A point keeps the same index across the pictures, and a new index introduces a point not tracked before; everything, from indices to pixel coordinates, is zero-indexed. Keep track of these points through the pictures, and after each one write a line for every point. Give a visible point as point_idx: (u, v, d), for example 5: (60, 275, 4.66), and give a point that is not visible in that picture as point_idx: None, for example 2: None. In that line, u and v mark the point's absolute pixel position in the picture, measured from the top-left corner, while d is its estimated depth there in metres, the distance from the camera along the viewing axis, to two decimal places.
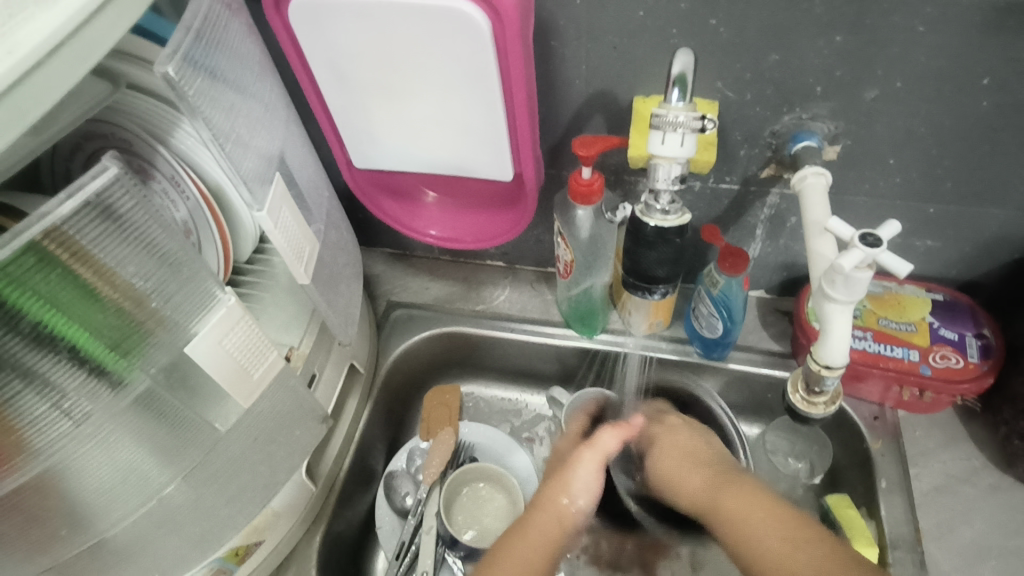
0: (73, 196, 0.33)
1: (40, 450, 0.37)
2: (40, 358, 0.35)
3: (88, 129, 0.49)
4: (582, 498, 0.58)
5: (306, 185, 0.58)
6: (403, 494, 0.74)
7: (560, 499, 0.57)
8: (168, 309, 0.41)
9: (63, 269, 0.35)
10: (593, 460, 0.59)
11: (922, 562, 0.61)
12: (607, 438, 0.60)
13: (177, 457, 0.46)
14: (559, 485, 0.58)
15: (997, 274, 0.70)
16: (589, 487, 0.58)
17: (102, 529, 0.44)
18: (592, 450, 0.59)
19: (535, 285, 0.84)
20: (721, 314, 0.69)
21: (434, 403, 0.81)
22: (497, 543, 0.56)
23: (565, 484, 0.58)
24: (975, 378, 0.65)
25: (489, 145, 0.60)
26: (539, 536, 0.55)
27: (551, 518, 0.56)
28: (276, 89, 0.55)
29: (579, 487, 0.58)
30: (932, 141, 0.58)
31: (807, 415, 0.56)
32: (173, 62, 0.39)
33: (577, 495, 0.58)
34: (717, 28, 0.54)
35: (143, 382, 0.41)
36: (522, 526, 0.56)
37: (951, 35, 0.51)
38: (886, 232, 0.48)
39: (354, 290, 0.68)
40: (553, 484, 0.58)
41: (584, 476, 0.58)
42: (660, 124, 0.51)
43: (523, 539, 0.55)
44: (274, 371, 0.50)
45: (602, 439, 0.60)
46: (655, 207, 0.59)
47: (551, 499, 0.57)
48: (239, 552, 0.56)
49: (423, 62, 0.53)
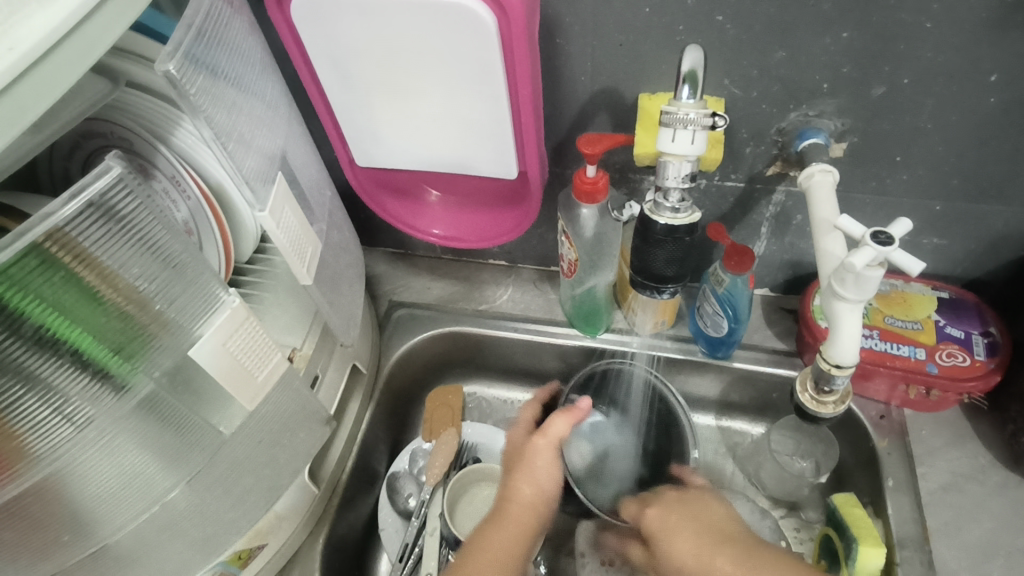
0: (76, 197, 0.33)
1: (42, 456, 0.37)
2: (43, 362, 0.35)
3: (86, 129, 0.48)
4: (545, 484, 0.59)
5: (308, 184, 0.58)
6: (406, 495, 0.73)
7: (524, 488, 0.59)
8: (172, 311, 0.40)
9: (66, 272, 0.34)
10: (548, 446, 0.61)
11: (930, 562, 0.61)
12: (557, 424, 0.61)
13: (181, 461, 0.45)
14: (522, 474, 0.60)
15: (1003, 272, 0.69)
16: (548, 471, 0.60)
17: (105, 535, 0.44)
18: (546, 438, 0.61)
19: (538, 285, 0.83)
20: (726, 313, 0.68)
21: (437, 403, 0.80)
22: (469, 541, 0.55)
23: (527, 474, 0.60)
24: (983, 376, 0.65)
25: (493, 143, 0.59)
26: (513, 525, 0.56)
27: (523, 507, 0.57)
28: (279, 88, 0.54)
29: (541, 474, 0.60)
30: (939, 138, 0.58)
31: (816, 415, 0.55)
32: (174, 60, 0.38)
33: (540, 482, 0.59)
34: (724, 25, 0.53)
35: (147, 386, 0.40)
36: (496, 517, 0.57)
37: (959, 31, 0.51)
38: (898, 230, 0.47)
39: (357, 291, 0.67)
40: (518, 475, 0.60)
41: (542, 464, 0.60)
42: (670, 122, 0.51)
43: (498, 527, 0.56)
44: (279, 373, 0.50)
45: (555, 427, 0.61)
46: (664, 205, 0.58)
47: (516, 490, 0.59)
48: (242, 555, 0.56)
49: (428, 59, 0.52)
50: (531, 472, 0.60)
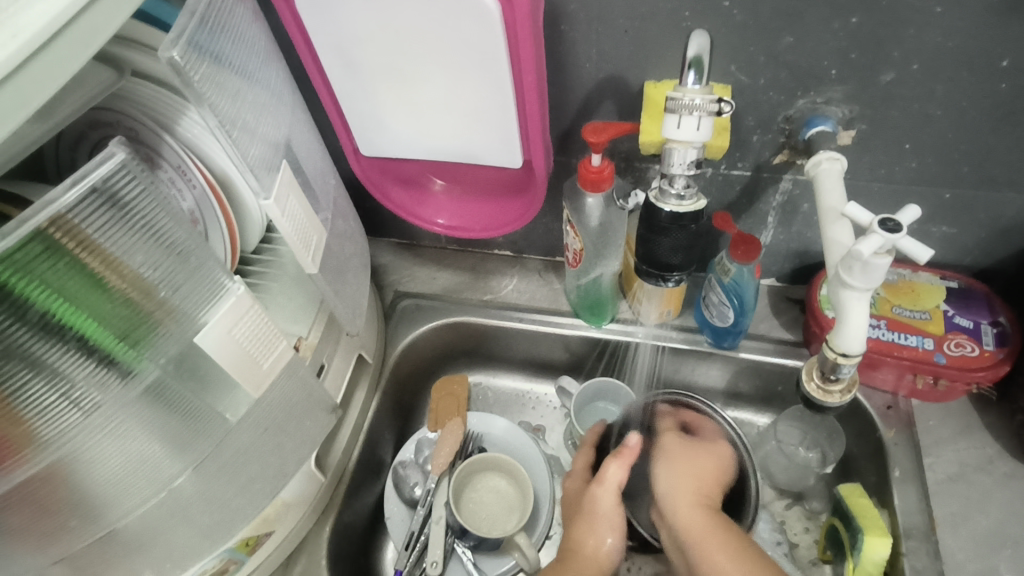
0: (79, 182, 0.33)
1: (50, 441, 0.37)
2: (48, 348, 0.35)
3: (92, 118, 0.48)
4: (609, 535, 0.59)
5: (313, 172, 0.58)
6: (411, 485, 0.73)
7: (588, 540, 0.59)
8: (176, 299, 0.40)
9: (70, 258, 0.34)
10: (607, 494, 0.61)
11: (936, 552, 0.61)
12: (612, 470, 0.61)
13: (187, 448, 0.46)
14: (586, 526, 0.60)
15: (1013, 260, 0.69)
16: (610, 522, 0.60)
17: (113, 521, 0.44)
18: (602, 487, 0.61)
19: (543, 274, 0.83)
20: (733, 302, 0.68)
21: (443, 393, 0.81)
22: None
23: (590, 524, 0.60)
24: (991, 366, 0.64)
25: (497, 131, 0.58)
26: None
27: (586, 559, 0.58)
28: (282, 75, 0.54)
29: (604, 524, 0.60)
30: (949, 124, 0.57)
31: (822, 404, 0.55)
32: (178, 47, 0.38)
33: (602, 534, 0.59)
34: (732, 10, 0.53)
35: (152, 372, 0.41)
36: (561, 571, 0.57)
37: (968, 17, 0.50)
38: (906, 218, 0.46)
39: (362, 280, 0.68)
40: (579, 526, 0.60)
41: (605, 511, 0.60)
42: (676, 108, 0.50)
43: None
44: (284, 361, 0.50)
45: (610, 474, 0.61)
46: (670, 192, 0.58)
47: (581, 542, 0.59)
48: (250, 542, 0.56)
49: (432, 47, 0.52)
50: (594, 523, 0.60)
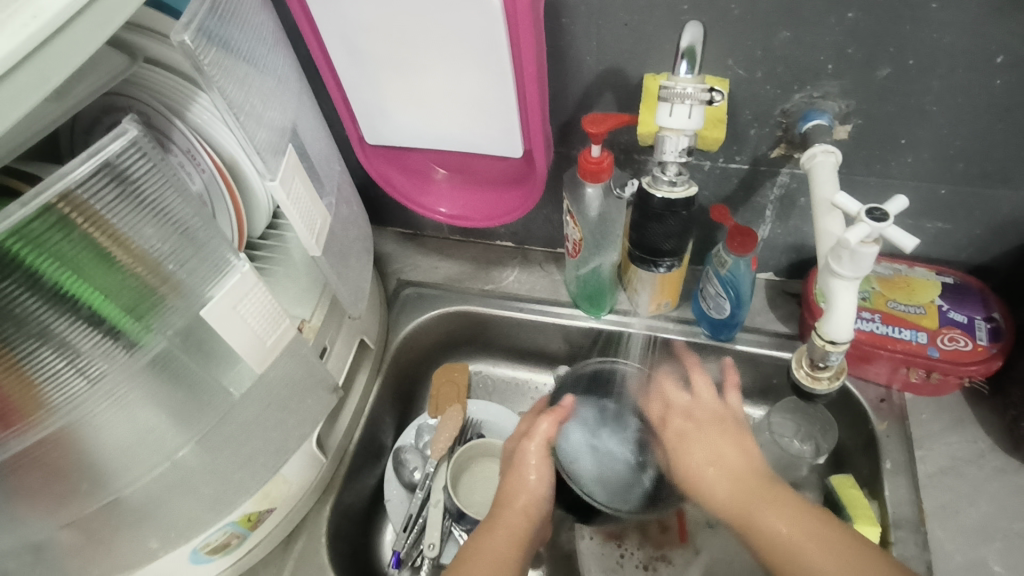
0: (92, 158, 0.34)
1: (58, 407, 0.39)
2: (57, 318, 0.37)
3: (106, 103, 0.50)
4: (542, 485, 0.63)
5: (318, 158, 0.59)
6: (411, 468, 0.74)
7: (517, 493, 0.62)
8: (182, 274, 0.42)
9: (80, 232, 0.36)
10: (536, 449, 0.64)
11: (925, 543, 0.61)
12: (543, 424, 0.64)
13: (190, 420, 0.47)
14: (514, 479, 0.63)
15: (1008, 257, 0.69)
16: (540, 474, 0.63)
17: (119, 488, 0.46)
18: (533, 441, 0.64)
19: (544, 266, 0.85)
20: (729, 294, 0.69)
21: (443, 380, 0.83)
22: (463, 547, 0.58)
23: (518, 473, 0.63)
24: (984, 360, 0.65)
25: (498, 120, 0.60)
26: (503, 528, 0.59)
27: (514, 512, 0.61)
28: (289, 63, 0.56)
29: (534, 475, 0.63)
30: (945, 120, 0.58)
31: (811, 391, 0.56)
32: (189, 31, 0.40)
33: (534, 484, 0.62)
34: (729, 5, 0.54)
35: (158, 344, 0.42)
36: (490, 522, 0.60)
37: (963, 13, 0.51)
38: (893, 208, 0.47)
39: (365, 266, 0.69)
40: (511, 481, 0.63)
41: (536, 466, 0.63)
42: (669, 96, 0.51)
43: (489, 533, 0.59)
44: (287, 340, 0.52)
45: (539, 427, 0.64)
46: (662, 179, 0.59)
47: (510, 495, 0.62)
48: (252, 517, 0.58)
49: (434, 38, 0.54)
50: (523, 476, 0.63)
